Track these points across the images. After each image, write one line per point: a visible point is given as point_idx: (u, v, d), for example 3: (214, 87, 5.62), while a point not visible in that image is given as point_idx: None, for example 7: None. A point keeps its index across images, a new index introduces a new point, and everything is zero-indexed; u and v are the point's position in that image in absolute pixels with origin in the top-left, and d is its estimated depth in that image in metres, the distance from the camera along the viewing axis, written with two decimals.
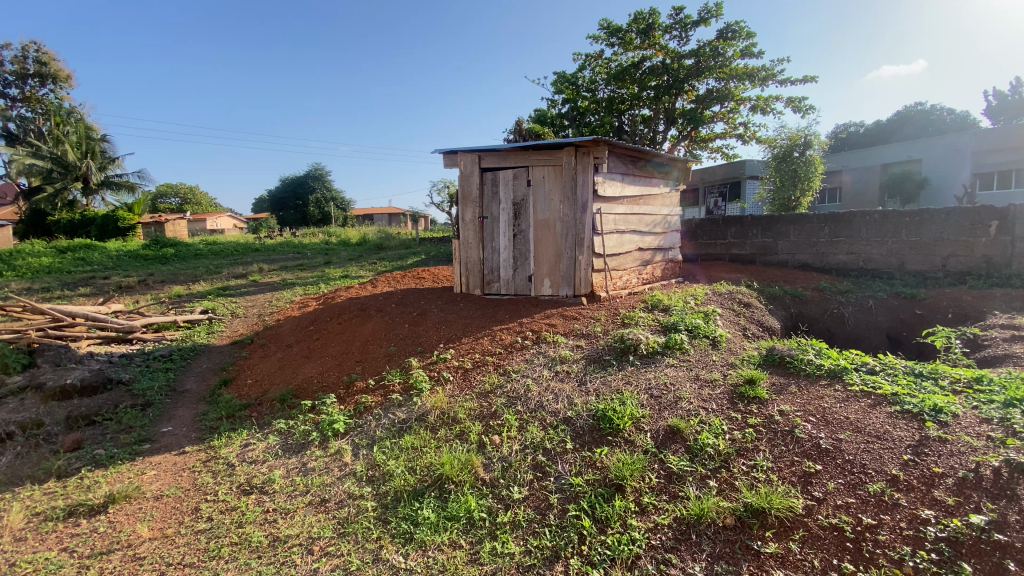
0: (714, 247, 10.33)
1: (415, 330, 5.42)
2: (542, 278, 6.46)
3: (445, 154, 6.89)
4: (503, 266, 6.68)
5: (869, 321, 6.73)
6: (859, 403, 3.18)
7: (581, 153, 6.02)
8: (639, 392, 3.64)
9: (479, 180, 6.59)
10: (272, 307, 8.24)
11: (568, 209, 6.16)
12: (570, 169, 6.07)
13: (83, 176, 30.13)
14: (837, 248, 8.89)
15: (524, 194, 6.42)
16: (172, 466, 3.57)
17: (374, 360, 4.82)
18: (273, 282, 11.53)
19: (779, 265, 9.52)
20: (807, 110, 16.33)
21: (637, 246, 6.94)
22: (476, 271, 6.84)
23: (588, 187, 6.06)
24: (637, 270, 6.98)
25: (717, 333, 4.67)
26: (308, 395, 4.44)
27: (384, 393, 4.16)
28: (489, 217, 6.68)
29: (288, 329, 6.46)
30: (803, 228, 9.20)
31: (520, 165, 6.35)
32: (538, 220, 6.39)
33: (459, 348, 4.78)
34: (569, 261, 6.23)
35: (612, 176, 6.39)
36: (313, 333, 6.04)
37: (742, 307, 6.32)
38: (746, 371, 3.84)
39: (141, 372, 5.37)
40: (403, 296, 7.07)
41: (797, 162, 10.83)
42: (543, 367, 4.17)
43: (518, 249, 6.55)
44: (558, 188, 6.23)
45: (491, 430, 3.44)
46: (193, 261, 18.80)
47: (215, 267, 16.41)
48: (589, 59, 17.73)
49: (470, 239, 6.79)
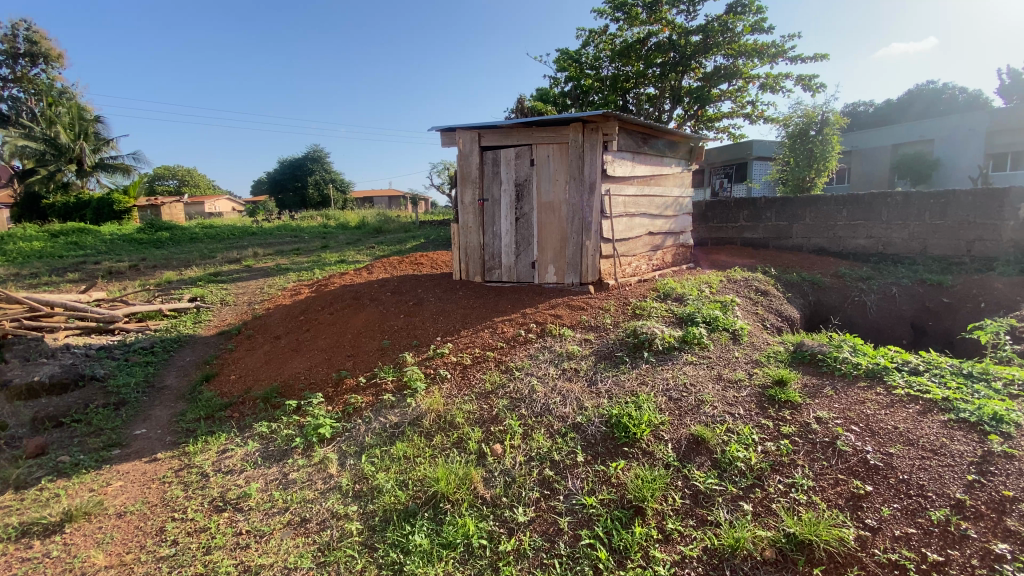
0: (724, 231, 9.91)
1: (411, 321, 5.07)
2: (547, 264, 6.07)
3: (442, 132, 6.50)
4: (505, 252, 6.31)
5: (892, 309, 6.39)
6: (906, 411, 2.83)
7: (589, 128, 5.58)
8: (656, 393, 3.28)
9: (479, 160, 6.21)
10: (263, 294, 7.88)
11: (575, 190, 5.73)
12: (576, 147, 5.64)
13: (77, 158, 29.60)
14: (855, 232, 8.46)
15: (527, 174, 6.02)
16: (141, 477, 3.25)
17: (366, 355, 4.47)
18: (266, 268, 11.18)
19: (792, 249, 9.11)
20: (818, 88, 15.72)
21: (647, 230, 6.53)
22: (476, 257, 6.48)
23: (596, 166, 5.62)
24: (648, 256, 6.58)
25: (737, 324, 4.32)
26: (294, 394, 4.11)
27: (375, 392, 3.82)
28: (490, 199, 6.29)
29: (277, 319, 6.11)
30: (820, 211, 8.77)
31: (523, 143, 5.94)
32: (541, 203, 5.99)
33: (457, 341, 4.43)
34: (575, 247, 5.82)
35: (622, 155, 5.90)
36: (303, 323, 5.70)
37: (758, 295, 5.95)
38: (773, 370, 3.49)
39: (118, 367, 5.03)
40: (399, 283, 6.70)
41: (813, 141, 10.32)
42: (549, 365, 3.83)
43: (520, 233, 6.17)
44: (563, 167, 5.81)
45: (491, 437, 3.09)
46: (189, 244, 18.44)
47: (209, 250, 16.07)
48: (592, 36, 17.06)
49: (469, 223, 6.43)
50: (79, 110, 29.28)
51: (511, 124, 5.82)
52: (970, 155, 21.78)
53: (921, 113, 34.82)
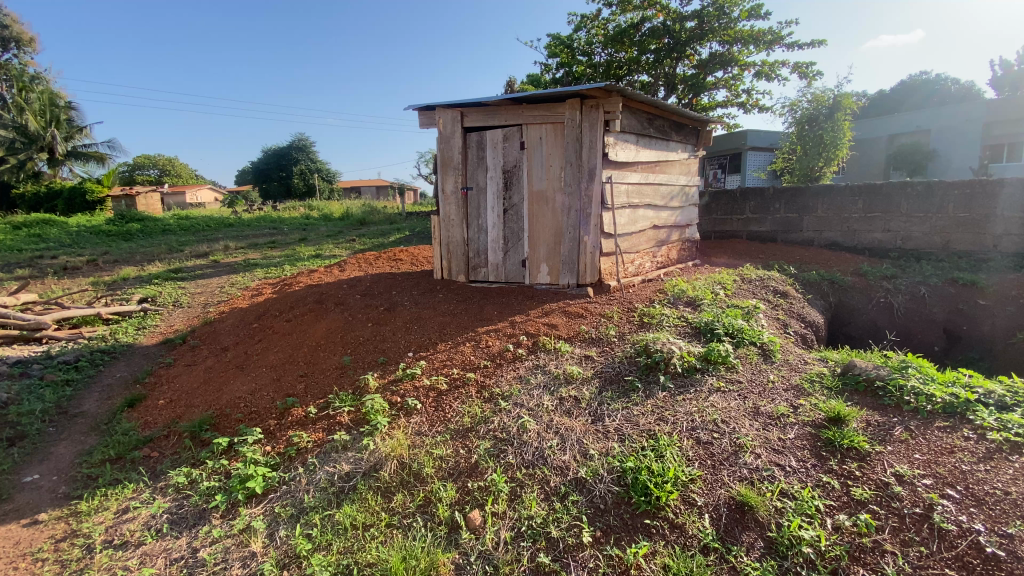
0: (728, 223, 9.24)
1: (379, 331, 4.31)
2: (539, 262, 5.34)
3: (422, 111, 5.82)
4: (491, 248, 5.61)
5: (922, 312, 5.76)
6: (1013, 467, 2.17)
7: (588, 105, 4.82)
8: (681, 435, 2.57)
9: (461, 143, 5.55)
10: (221, 295, 7.04)
11: (572, 177, 4.97)
12: (572, 127, 4.89)
13: (48, 146, 28.22)
14: (871, 225, 7.80)
15: (516, 160, 5.30)
16: (9, 551, 2.49)
17: (322, 375, 3.71)
18: (234, 263, 10.29)
19: (802, 243, 8.45)
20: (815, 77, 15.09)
21: (651, 223, 5.79)
22: (460, 253, 5.80)
23: (595, 149, 4.85)
24: (652, 252, 5.85)
25: (765, 336, 3.61)
26: (228, 427, 3.35)
27: (326, 428, 3.07)
28: (474, 188, 5.63)
29: (228, 326, 5.31)
30: (833, 201, 8.09)
31: (512, 123, 5.22)
32: (532, 192, 5.26)
33: (432, 359, 3.68)
34: (571, 242, 5.06)
35: (625, 137, 5.14)
36: (256, 331, 4.92)
37: (777, 298, 5.27)
38: (824, 401, 2.80)
39: (27, 388, 4.22)
40: (372, 283, 5.94)
41: (823, 127, 9.60)
42: (543, 393, 3.09)
43: (508, 227, 5.46)
44: (557, 151, 5.07)
45: (468, 500, 2.37)
46: (161, 236, 17.46)
47: (179, 244, 15.09)
48: (584, 20, 16.21)
49: (451, 215, 5.78)
50: (51, 96, 27.82)
51: (498, 101, 5.06)
52: (969, 146, 21.16)
53: (915, 103, 34.36)
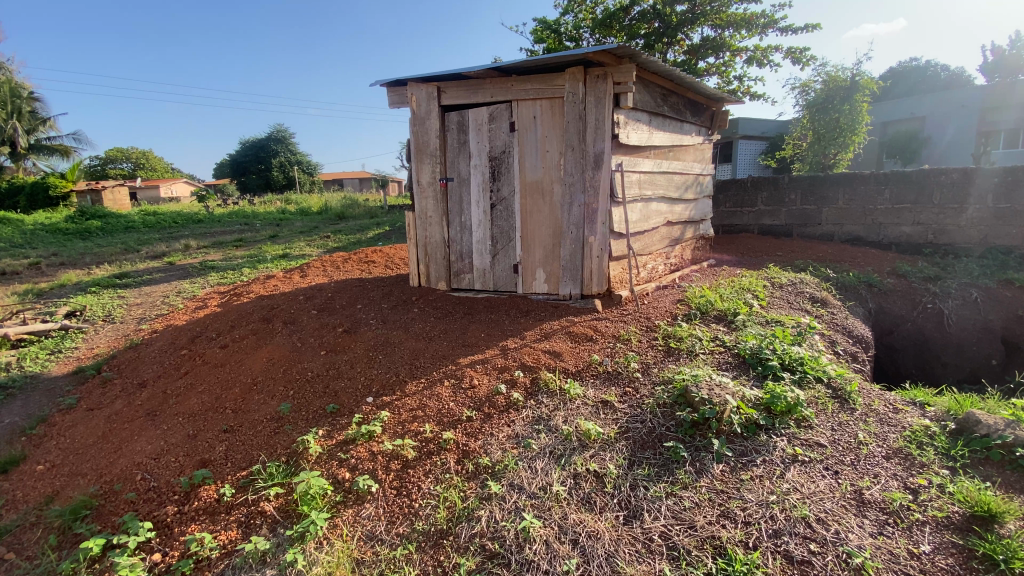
0: (738, 216, 8.39)
1: (334, 362, 3.39)
2: (534, 267, 4.44)
3: (392, 88, 4.92)
4: (477, 251, 4.72)
5: (977, 319, 4.98)
6: None
7: (592, 75, 3.90)
8: (766, 553, 1.75)
9: (439, 125, 4.67)
10: (161, 308, 6.00)
11: (573, 164, 4.05)
12: (572, 102, 3.98)
13: (8, 139, 26.49)
14: (898, 218, 6.97)
15: (504, 144, 4.39)
16: None
17: (251, 432, 2.80)
18: (189, 266, 9.19)
19: (821, 237, 7.64)
20: (809, 63, 14.33)
21: (664, 219, 4.91)
22: (439, 256, 4.92)
23: (601, 129, 3.94)
24: (665, 253, 4.99)
25: (831, 369, 2.82)
26: (113, 515, 2.44)
27: (242, 525, 2.16)
28: (455, 179, 4.73)
29: (155, 352, 4.34)
30: (856, 191, 7.25)
31: (499, 99, 4.31)
32: (525, 183, 4.35)
33: (398, 408, 2.77)
34: (573, 244, 4.16)
35: (638, 116, 4.24)
36: (185, 360, 3.97)
37: (817, 307, 4.44)
38: (953, 483, 2.01)
39: None
40: (335, 293, 5.00)
41: (838, 109, 8.76)
42: (550, 466, 2.21)
43: (496, 226, 4.57)
44: (555, 133, 4.16)
45: None
46: (121, 235, 16.15)
47: (139, 243, 13.86)
48: (571, 3, 15.17)
49: (429, 212, 4.89)
50: (11, 88, 26.01)
51: (482, 73, 4.14)
52: (956, 131, 20.49)
53: (904, 91, 33.85)
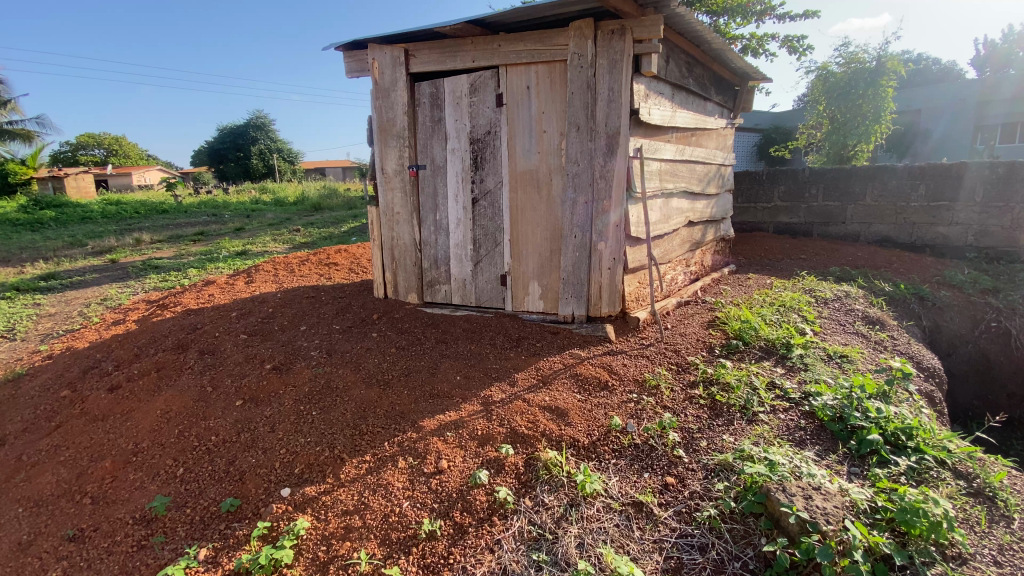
0: (750, 213, 7.54)
1: (251, 421, 2.45)
2: (527, 280, 3.52)
3: (349, 52, 3.93)
4: (454, 257, 3.79)
5: None
6: None
7: (604, 31, 2.97)
8: None
9: (407, 98, 3.70)
10: (72, 322, 4.92)
11: (579, 149, 3.13)
12: (577, 68, 3.04)
13: None
14: (935, 217, 6.13)
15: (489, 123, 3.45)
16: None
17: (105, 550, 1.86)
18: (130, 265, 8.06)
19: (845, 238, 6.81)
20: (804, 52, 13.51)
21: (685, 218, 4.00)
22: (409, 262, 3.96)
23: (615, 103, 3.01)
24: (685, 260, 4.09)
25: (952, 443, 2.01)
26: None
27: None
28: (428, 167, 3.78)
29: (34, 389, 3.33)
30: (887, 186, 6.39)
31: (482, 65, 3.36)
32: (515, 173, 3.42)
33: (325, 512, 1.84)
34: (576, 252, 3.23)
35: (660, 88, 3.32)
36: (63, 405, 2.98)
37: (875, 330, 3.58)
38: None
39: None
40: (279, 309, 4.01)
41: (861, 94, 7.89)
42: None
43: (478, 226, 3.63)
44: (554, 108, 3.22)
45: None
46: (76, 226, 14.82)
47: (89, 236, 12.58)
48: None
49: (396, 207, 3.93)
50: None
51: (459, 28, 3.17)
52: None
53: None
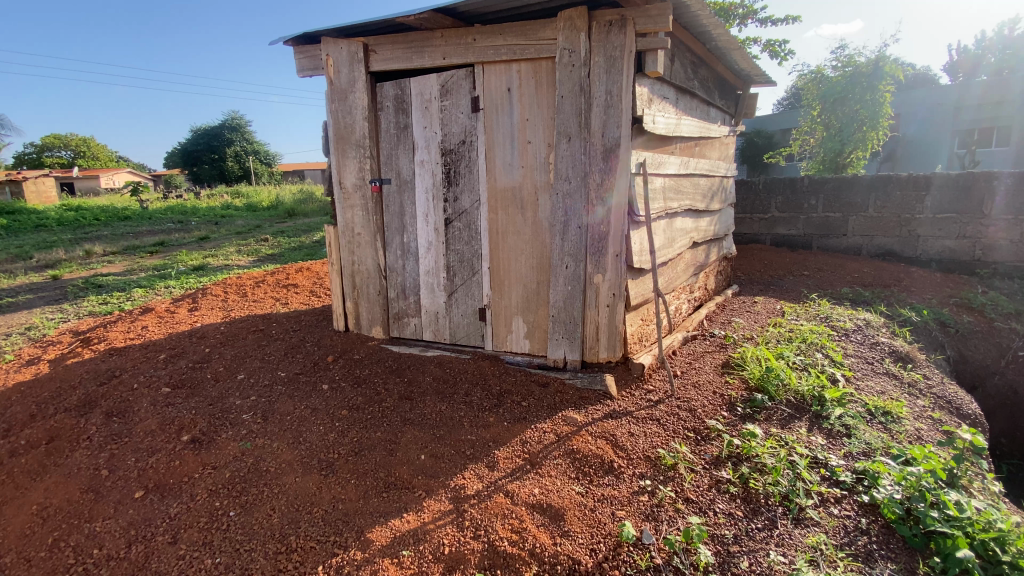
0: (746, 224, 7.13)
1: (150, 527, 1.86)
2: (509, 316, 2.98)
3: (300, 48, 3.35)
4: (425, 287, 3.23)
5: None
6: None
7: (600, 23, 2.46)
8: None
9: (367, 102, 3.15)
10: None
11: (570, 164, 2.61)
12: (568, 66, 2.53)
13: None
14: (941, 229, 5.78)
15: (463, 132, 2.91)
16: None
17: None
18: (73, 282, 7.31)
19: (846, 251, 6.44)
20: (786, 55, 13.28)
21: (689, 239, 3.52)
22: (372, 291, 3.40)
23: (614, 108, 2.50)
24: (688, 288, 3.59)
25: None
26: None
27: None
28: (393, 182, 3.22)
29: None
30: (891, 196, 6.02)
31: (454, 63, 2.83)
32: (494, 192, 2.89)
33: None
34: (568, 286, 2.71)
35: (664, 91, 2.83)
36: None
37: (905, 369, 3.13)
38: None
39: None
40: (218, 348, 3.40)
41: (859, 100, 7.55)
42: None
43: (452, 252, 3.09)
44: (540, 115, 2.70)
45: None
46: (28, 235, 13.86)
47: (37, 246, 11.67)
48: None
49: (356, 228, 3.36)
50: None
51: (425, 19, 2.63)
52: None
53: None
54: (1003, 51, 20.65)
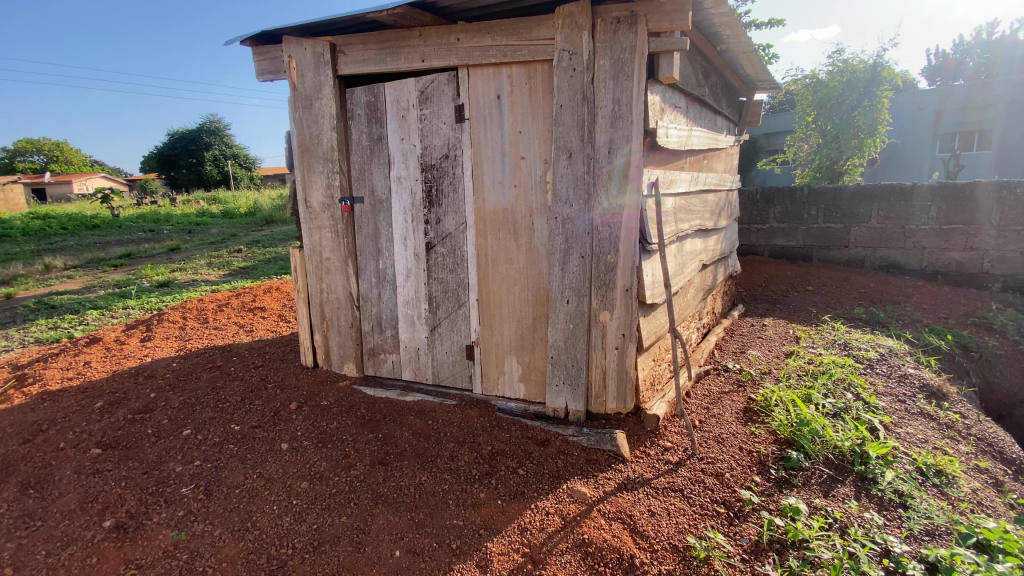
0: (744, 235, 6.84)
1: None
2: (501, 355, 2.59)
3: (258, 49, 2.94)
4: (403, 320, 2.83)
5: None
6: None
7: (605, 20, 2.11)
8: None
9: (335, 109, 2.74)
10: None
11: (571, 184, 2.25)
12: (568, 71, 2.17)
13: None
14: (947, 241, 5.56)
15: (447, 145, 2.53)
16: None
17: None
18: (24, 301, 6.73)
19: (848, 263, 6.19)
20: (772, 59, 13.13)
21: (698, 262, 3.17)
22: (344, 324, 2.98)
23: (622, 119, 2.14)
24: (698, 316, 3.24)
25: None
26: None
27: None
28: (365, 200, 2.82)
29: None
30: (894, 206, 5.79)
31: (435, 65, 2.45)
32: (482, 214, 2.50)
33: None
34: (569, 325, 2.34)
35: (676, 100, 2.48)
36: None
37: (940, 407, 2.82)
38: None
39: None
40: (166, 392, 2.95)
41: (856, 107, 7.35)
42: None
43: (434, 282, 2.69)
44: (535, 126, 2.33)
45: None
46: None
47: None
48: None
49: (325, 252, 2.95)
50: None
51: (398, 15, 2.24)
52: None
53: None
54: (983, 56, 20.88)
